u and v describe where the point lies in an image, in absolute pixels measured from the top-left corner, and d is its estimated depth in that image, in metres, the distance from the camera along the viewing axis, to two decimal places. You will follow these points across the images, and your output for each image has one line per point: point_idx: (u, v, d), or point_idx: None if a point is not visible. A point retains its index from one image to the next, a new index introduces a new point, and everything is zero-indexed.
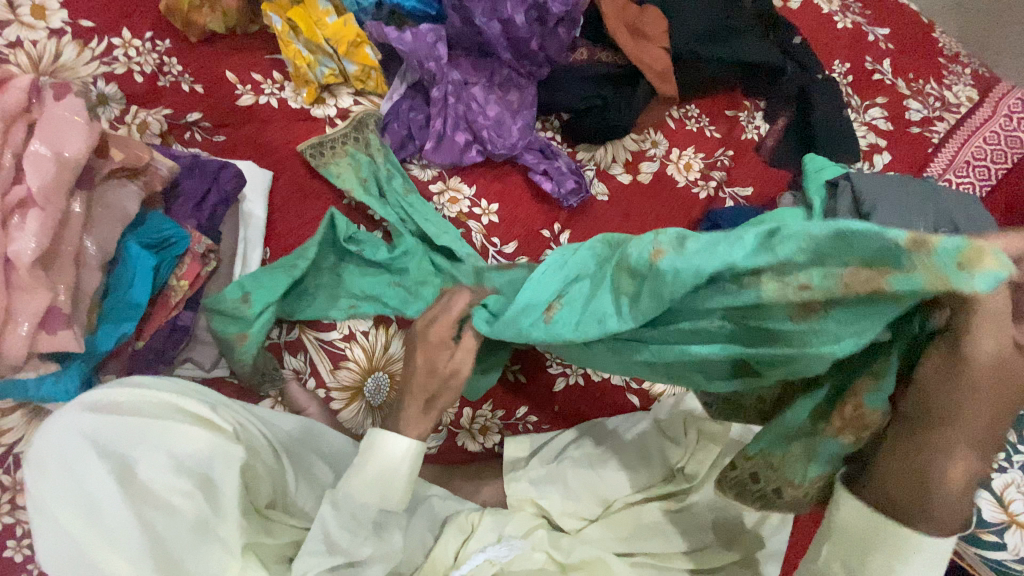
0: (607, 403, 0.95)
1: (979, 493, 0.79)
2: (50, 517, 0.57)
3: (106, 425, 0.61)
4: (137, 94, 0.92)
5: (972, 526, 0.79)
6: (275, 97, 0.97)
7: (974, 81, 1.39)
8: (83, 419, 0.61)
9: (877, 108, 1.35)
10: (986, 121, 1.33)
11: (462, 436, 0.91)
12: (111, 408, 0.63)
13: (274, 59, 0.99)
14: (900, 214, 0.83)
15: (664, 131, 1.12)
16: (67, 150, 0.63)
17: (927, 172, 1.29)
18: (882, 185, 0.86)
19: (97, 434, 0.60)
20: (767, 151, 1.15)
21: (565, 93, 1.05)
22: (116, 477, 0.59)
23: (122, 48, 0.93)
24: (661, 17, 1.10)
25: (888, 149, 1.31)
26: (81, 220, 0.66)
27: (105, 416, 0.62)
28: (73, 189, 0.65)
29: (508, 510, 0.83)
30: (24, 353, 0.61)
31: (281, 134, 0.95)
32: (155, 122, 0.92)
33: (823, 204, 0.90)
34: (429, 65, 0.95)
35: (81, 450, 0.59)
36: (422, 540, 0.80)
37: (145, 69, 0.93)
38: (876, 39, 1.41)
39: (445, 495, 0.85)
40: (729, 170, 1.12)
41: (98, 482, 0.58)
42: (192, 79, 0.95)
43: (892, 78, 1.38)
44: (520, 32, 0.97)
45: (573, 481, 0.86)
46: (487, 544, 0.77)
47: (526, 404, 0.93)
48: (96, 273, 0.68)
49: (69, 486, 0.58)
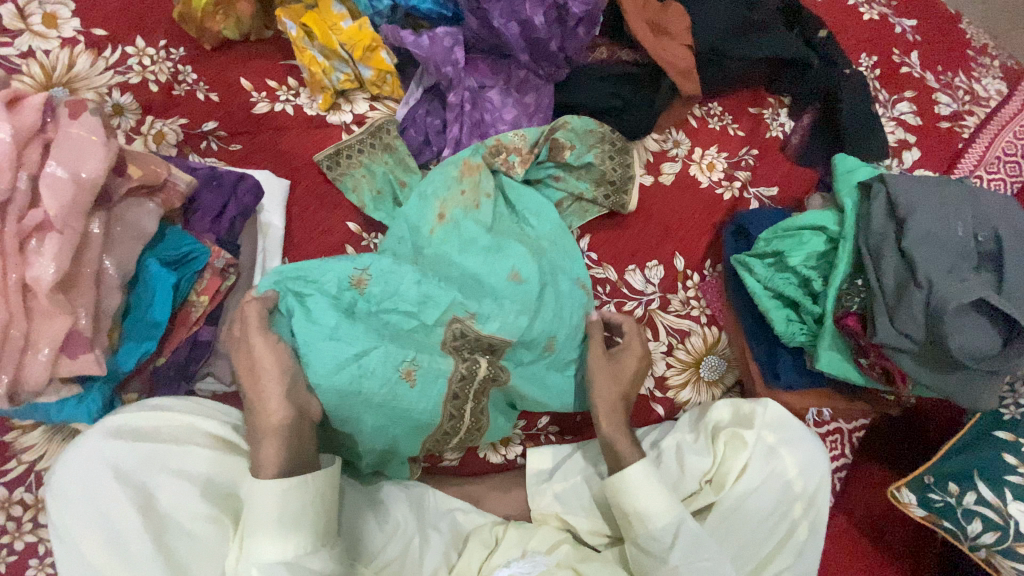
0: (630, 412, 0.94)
1: (1017, 505, 0.77)
2: (75, 545, 0.58)
3: (128, 452, 0.62)
4: (151, 103, 0.91)
5: (1009, 539, 0.77)
6: (290, 104, 0.95)
7: (1004, 74, 1.35)
8: (105, 446, 0.61)
9: (905, 102, 1.30)
10: (1017, 115, 1.29)
11: (483, 447, 0.89)
12: (130, 433, 0.64)
13: (288, 65, 0.97)
14: (939, 218, 0.79)
15: (686, 131, 1.09)
16: (85, 171, 0.62)
17: (958, 168, 1.24)
18: (918, 188, 0.82)
19: (120, 462, 0.61)
20: (792, 150, 1.12)
21: (586, 94, 1.02)
22: (140, 506, 0.60)
23: (136, 57, 0.92)
24: (683, 13, 1.06)
25: (917, 145, 1.27)
26: (101, 241, 0.65)
27: (129, 442, 0.63)
28: (93, 209, 0.64)
29: (532, 525, 0.82)
30: (46, 377, 0.60)
31: (297, 141, 0.94)
32: (171, 132, 0.90)
33: (856, 207, 0.87)
34: (446, 70, 0.93)
35: (103, 479, 0.60)
36: (445, 556, 0.79)
37: (159, 78, 0.92)
38: (903, 31, 1.36)
39: (468, 508, 0.84)
40: (753, 170, 1.09)
41: (121, 511, 0.59)
42: (206, 87, 0.94)
43: (920, 71, 1.33)
44: (539, 33, 0.94)
45: (597, 494, 0.84)
46: (511, 559, 0.77)
47: (549, 414, 0.92)
48: (118, 293, 0.66)
49: (92, 514, 0.59)
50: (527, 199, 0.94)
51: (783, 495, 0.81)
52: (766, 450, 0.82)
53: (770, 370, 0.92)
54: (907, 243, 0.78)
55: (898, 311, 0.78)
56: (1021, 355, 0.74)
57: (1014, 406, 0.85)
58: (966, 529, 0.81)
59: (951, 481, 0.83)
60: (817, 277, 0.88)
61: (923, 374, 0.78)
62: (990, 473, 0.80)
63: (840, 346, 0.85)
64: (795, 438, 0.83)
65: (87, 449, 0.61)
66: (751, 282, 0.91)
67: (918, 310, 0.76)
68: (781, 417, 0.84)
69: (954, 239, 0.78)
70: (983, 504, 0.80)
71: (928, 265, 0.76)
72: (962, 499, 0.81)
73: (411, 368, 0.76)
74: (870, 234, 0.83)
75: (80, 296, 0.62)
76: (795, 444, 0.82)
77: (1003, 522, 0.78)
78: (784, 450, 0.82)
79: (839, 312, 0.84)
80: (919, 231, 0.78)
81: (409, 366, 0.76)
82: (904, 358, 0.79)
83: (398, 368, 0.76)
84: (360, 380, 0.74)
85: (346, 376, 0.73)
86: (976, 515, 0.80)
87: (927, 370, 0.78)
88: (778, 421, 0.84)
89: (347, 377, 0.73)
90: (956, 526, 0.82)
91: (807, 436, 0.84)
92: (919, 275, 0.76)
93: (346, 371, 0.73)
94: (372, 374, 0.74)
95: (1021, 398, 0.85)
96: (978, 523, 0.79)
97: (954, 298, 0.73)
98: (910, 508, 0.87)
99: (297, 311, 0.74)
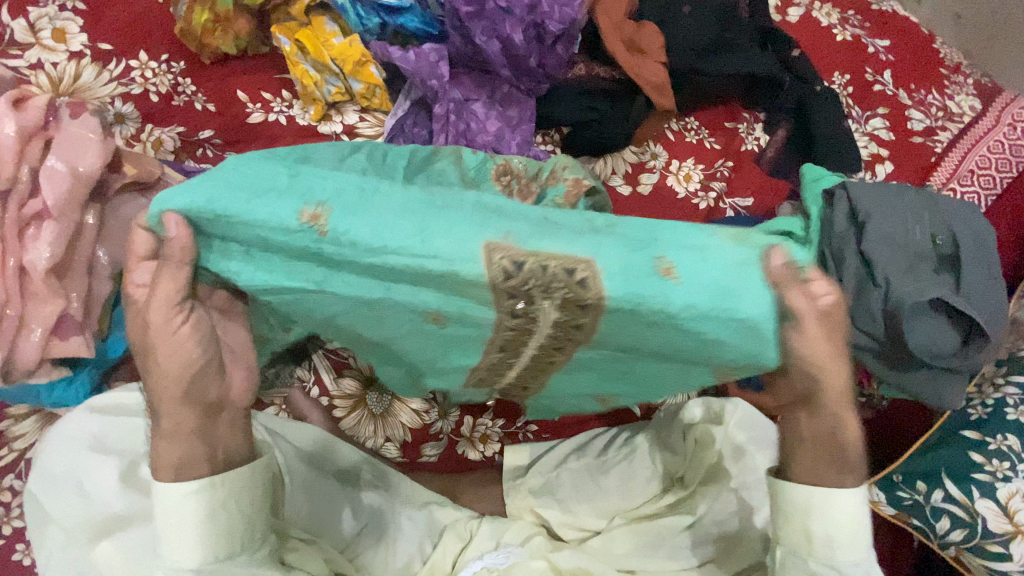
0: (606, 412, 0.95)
1: (984, 503, 0.79)
2: (52, 514, 0.61)
3: (112, 426, 0.68)
4: (152, 112, 0.97)
5: (977, 536, 0.78)
6: (284, 114, 1.01)
7: (977, 91, 1.40)
8: (90, 418, 0.67)
9: (878, 118, 1.36)
10: (989, 130, 1.33)
11: (462, 444, 0.90)
12: (115, 409, 0.69)
13: (282, 78, 1.03)
14: (897, 222, 0.82)
15: (663, 144, 1.14)
16: (81, 165, 0.66)
17: (931, 181, 1.28)
18: (878, 193, 0.85)
19: (105, 439, 0.66)
20: (766, 162, 1.17)
21: (566, 107, 1.08)
22: (120, 474, 0.64)
23: (139, 70, 0.98)
24: (658, 33, 1.12)
25: (890, 158, 1.31)
26: (94, 232, 0.69)
27: (115, 420, 0.68)
28: (87, 203, 0.69)
29: (506, 519, 0.84)
30: (37, 358, 0.64)
31: (289, 149, 0.99)
32: (169, 139, 0.96)
33: (820, 213, 0.88)
34: (432, 83, 0.98)
35: (86, 452, 0.65)
36: (419, 548, 0.81)
37: (160, 89, 0.98)
38: (876, 51, 1.42)
39: (444, 502, 0.85)
40: (728, 181, 1.13)
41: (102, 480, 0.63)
42: (204, 98, 0.99)
43: (893, 88, 1.39)
44: (519, 50, 1.00)
45: (572, 492, 0.86)
46: (484, 552, 0.79)
47: (527, 412, 0.92)
48: (108, 282, 0.71)
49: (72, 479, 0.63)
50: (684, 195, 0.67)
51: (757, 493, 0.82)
52: (735, 448, 0.85)
53: None
54: (865, 245, 0.81)
55: (859, 312, 0.80)
56: (979, 353, 0.78)
57: (980, 406, 0.87)
58: (934, 527, 0.83)
59: (918, 479, 0.85)
60: None
61: (886, 373, 0.82)
62: (955, 471, 0.82)
63: None
64: (766, 438, 0.86)
65: (74, 425, 0.66)
66: None
67: (877, 310, 0.79)
68: (750, 416, 0.87)
69: (911, 242, 0.81)
70: (950, 501, 0.81)
71: (886, 267, 0.79)
72: (929, 496, 0.83)
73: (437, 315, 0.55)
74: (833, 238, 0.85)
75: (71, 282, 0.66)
76: (765, 443, 0.85)
77: (971, 519, 0.79)
78: (755, 451, 0.84)
79: None
80: (877, 234, 0.81)
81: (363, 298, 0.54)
82: (867, 356, 0.82)
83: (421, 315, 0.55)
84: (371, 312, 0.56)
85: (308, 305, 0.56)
86: (943, 512, 0.82)
87: (889, 368, 0.81)
88: (746, 428, 0.86)
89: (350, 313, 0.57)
90: (925, 524, 0.84)
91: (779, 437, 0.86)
92: (877, 275, 0.80)
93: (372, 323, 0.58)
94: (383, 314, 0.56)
95: (987, 398, 0.87)
96: (946, 521, 0.81)
97: (911, 298, 0.76)
98: (880, 507, 0.88)
99: (243, 257, 0.52)
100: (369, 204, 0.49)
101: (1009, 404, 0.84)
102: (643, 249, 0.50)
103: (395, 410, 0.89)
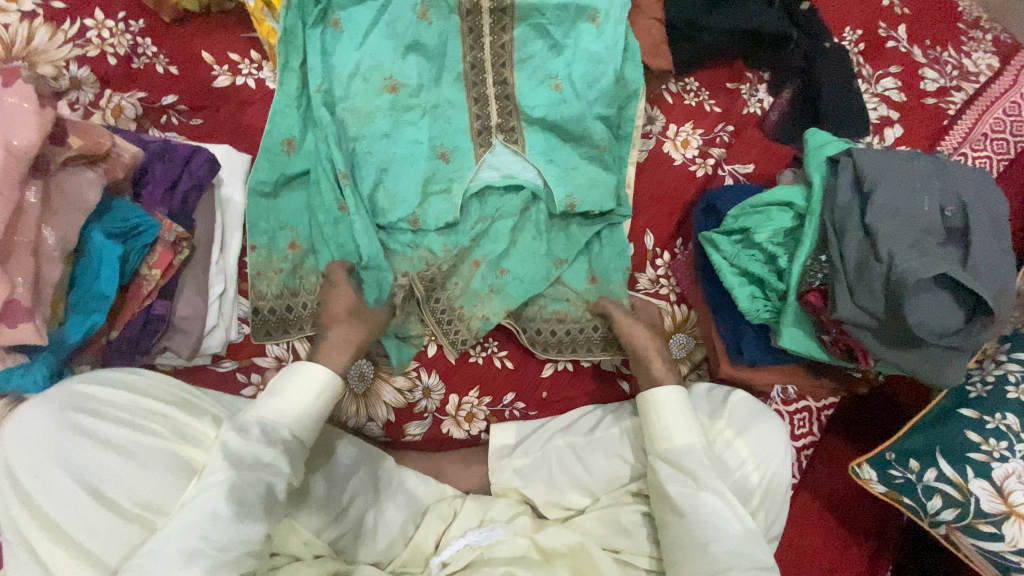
0: (580, 390, 0.96)
1: (977, 482, 0.78)
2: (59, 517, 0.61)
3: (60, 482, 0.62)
4: (109, 77, 0.90)
5: (968, 515, 0.78)
6: (253, 77, 0.95)
7: (996, 47, 1.33)
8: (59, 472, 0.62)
9: (890, 78, 1.28)
10: (1006, 91, 1.29)
11: (446, 423, 0.92)
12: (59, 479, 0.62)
13: (250, 38, 0.96)
14: (903, 193, 0.77)
15: (661, 107, 1.12)
16: (16, 139, 0.60)
17: (941, 145, 1.24)
18: (883, 162, 0.81)
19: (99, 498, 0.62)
20: (770, 126, 1.14)
21: None
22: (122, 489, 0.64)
23: (95, 30, 0.91)
24: None
25: (901, 122, 1.25)
26: (38, 210, 0.63)
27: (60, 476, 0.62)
28: (27, 178, 0.62)
29: (491, 497, 0.85)
30: None
31: (259, 116, 0.94)
32: (130, 106, 0.89)
33: (824, 181, 0.85)
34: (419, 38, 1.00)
35: (77, 498, 0.61)
36: (402, 531, 0.83)
37: (118, 51, 0.91)
38: (891, 4, 1.34)
39: (427, 480, 0.87)
40: (727, 147, 1.11)
41: (144, 440, 0.67)
42: (166, 61, 0.92)
43: (907, 45, 1.31)
44: None
45: (558, 470, 0.87)
46: (468, 529, 0.81)
47: (478, 384, 0.93)
48: (58, 264, 0.64)
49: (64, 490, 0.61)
50: (570, 232, 0.98)
51: (743, 488, 0.82)
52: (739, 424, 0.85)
53: (733, 347, 0.92)
54: (869, 217, 0.76)
55: (858, 286, 0.76)
56: (983, 331, 0.73)
57: (980, 383, 0.85)
58: (925, 505, 0.82)
59: (912, 457, 0.84)
60: (783, 253, 0.86)
61: (885, 351, 0.77)
62: (952, 451, 0.81)
63: (802, 322, 0.84)
64: (752, 423, 0.85)
65: (43, 547, 0.60)
66: (716, 259, 0.90)
67: (878, 285, 0.74)
68: (749, 404, 0.87)
69: (919, 213, 0.76)
70: (943, 480, 0.81)
71: (889, 239, 0.74)
72: (922, 475, 0.83)
73: (394, 84, 0.91)
74: (835, 209, 0.81)
75: (16, 265, 0.60)
76: (761, 435, 0.84)
77: (962, 498, 0.79)
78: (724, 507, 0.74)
79: (802, 287, 0.82)
80: (882, 205, 0.77)
81: (416, 217, 0.92)
82: (865, 334, 0.77)
83: (414, 10, 0.90)
84: (349, 114, 0.90)
85: (380, 146, 0.91)
86: (935, 491, 0.81)
87: (887, 345, 0.77)
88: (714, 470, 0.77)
89: (328, 125, 0.90)
90: (916, 503, 0.83)
91: (760, 411, 0.86)
92: (880, 250, 0.75)
93: (356, 102, 0.91)
94: (388, 112, 0.91)
95: (987, 374, 0.85)
96: (939, 500, 0.81)
97: (914, 272, 0.72)
98: (871, 484, 0.87)
99: (342, 93, 0.91)
100: (351, 76, 0.91)
101: (1010, 381, 0.83)
102: (579, 180, 0.96)
103: (376, 390, 0.90)
